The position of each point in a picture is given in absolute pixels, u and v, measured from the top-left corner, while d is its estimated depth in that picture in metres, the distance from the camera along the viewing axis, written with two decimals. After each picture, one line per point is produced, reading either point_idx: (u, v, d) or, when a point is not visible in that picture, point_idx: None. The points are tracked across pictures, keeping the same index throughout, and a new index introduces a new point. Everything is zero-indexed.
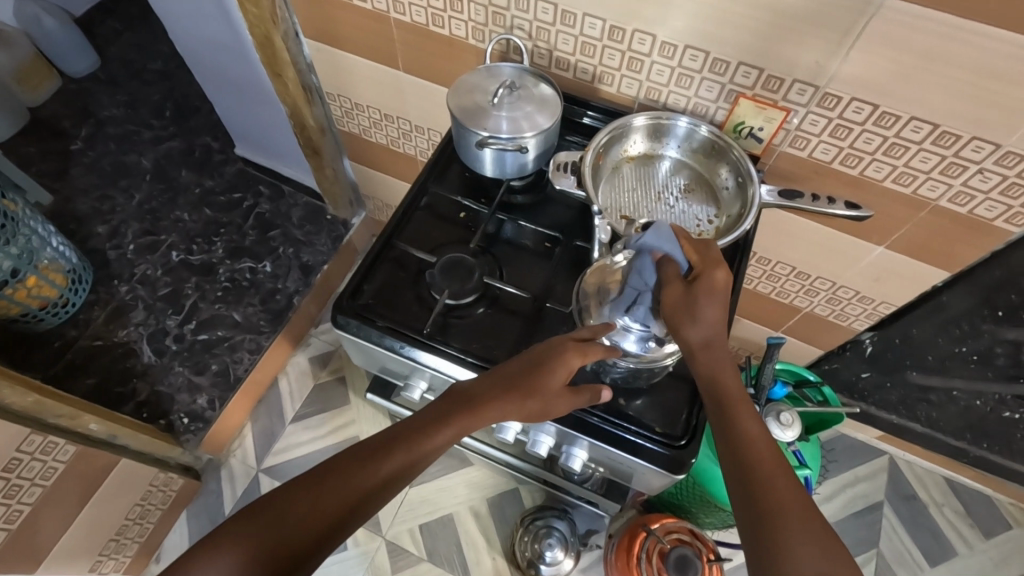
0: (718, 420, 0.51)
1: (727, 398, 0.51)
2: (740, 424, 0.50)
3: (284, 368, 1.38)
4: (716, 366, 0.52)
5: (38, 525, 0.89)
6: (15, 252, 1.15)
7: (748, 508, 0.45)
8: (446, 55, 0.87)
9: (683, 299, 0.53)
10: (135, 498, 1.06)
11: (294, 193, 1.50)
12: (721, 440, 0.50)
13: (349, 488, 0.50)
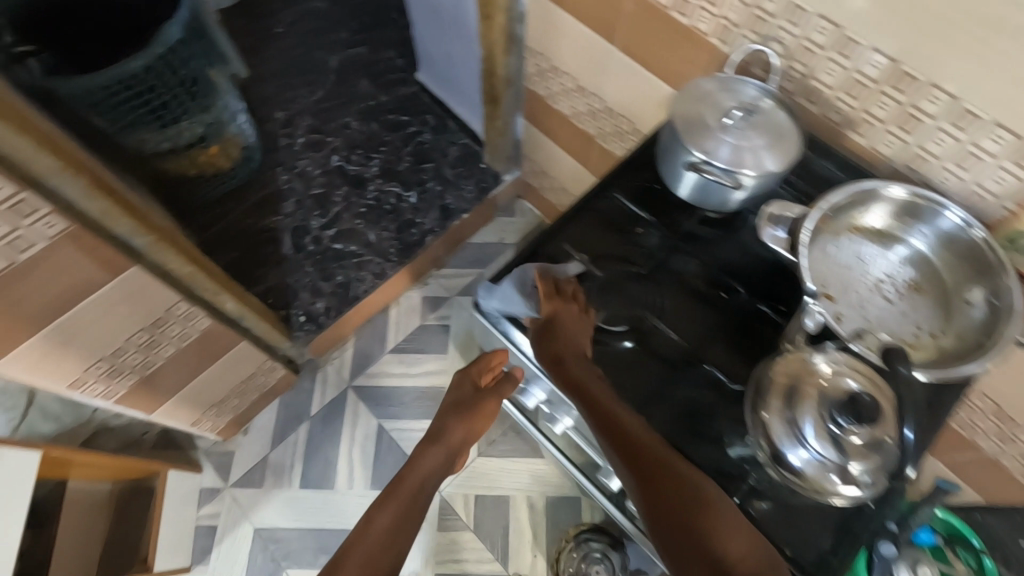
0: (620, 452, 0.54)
1: (636, 444, 0.54)
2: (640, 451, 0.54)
3: (397, 299, 1.40)
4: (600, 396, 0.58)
5: (164, 376, 0.96)
6: (207, 120, 1.26)
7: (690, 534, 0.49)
8: (674, 45, 0.77)
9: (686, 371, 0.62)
10: (243, 375, 1.14)
11: (457, 132, 1.48)
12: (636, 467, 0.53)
13: (379, 531, 0.67)
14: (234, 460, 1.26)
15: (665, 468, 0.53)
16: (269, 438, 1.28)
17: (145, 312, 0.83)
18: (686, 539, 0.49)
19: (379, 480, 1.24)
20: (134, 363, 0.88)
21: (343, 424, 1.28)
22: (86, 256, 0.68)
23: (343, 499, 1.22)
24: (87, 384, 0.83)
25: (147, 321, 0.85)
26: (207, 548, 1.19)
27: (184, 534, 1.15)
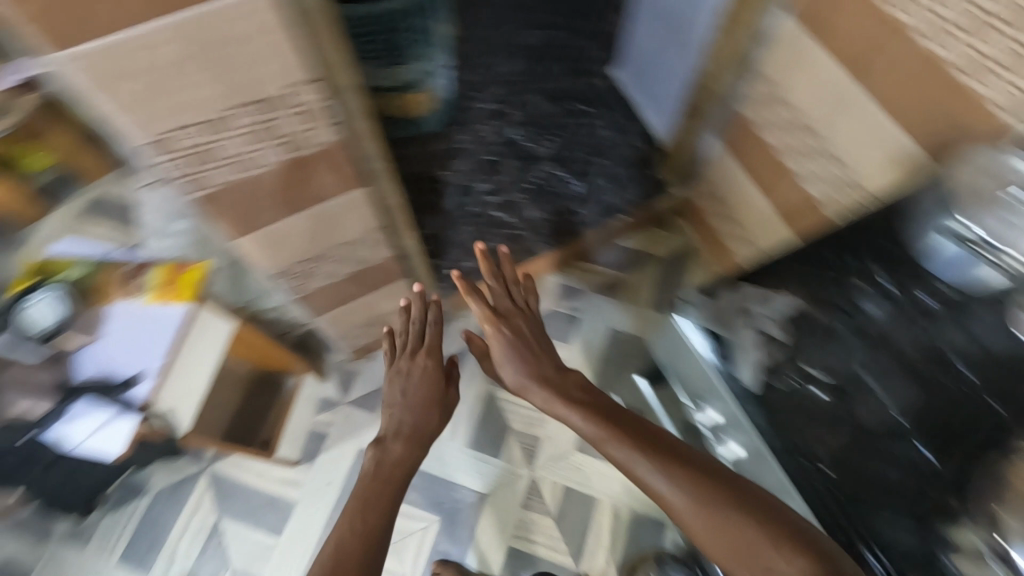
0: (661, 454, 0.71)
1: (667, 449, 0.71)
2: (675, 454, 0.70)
3: (535, 279, 1.44)
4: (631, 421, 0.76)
5: (337, 289, 1.04)
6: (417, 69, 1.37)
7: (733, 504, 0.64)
8: (938, 101, 0.71)
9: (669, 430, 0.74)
10: (390, 306, 1.22)
11: (635, 134, 1.49)
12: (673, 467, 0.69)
13: (370, 523, 0.78)
14: (355, 380, 1.35)
15: (670, 455, 0.70)
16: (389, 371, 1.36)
17: (348, 231, 0.90)
18: (732, 500, 0.64)
19: (478, 442, 1.29)
20: (322, 271, 0.96)
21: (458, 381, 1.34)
22: (336, 167, 0.76)
23: (443, 447, 1.28)
24: (285, 277, 0.93)
25: (346, 240, 0.92)
26: (314, 451, 1.28)
27: (300, 432, 1.29)
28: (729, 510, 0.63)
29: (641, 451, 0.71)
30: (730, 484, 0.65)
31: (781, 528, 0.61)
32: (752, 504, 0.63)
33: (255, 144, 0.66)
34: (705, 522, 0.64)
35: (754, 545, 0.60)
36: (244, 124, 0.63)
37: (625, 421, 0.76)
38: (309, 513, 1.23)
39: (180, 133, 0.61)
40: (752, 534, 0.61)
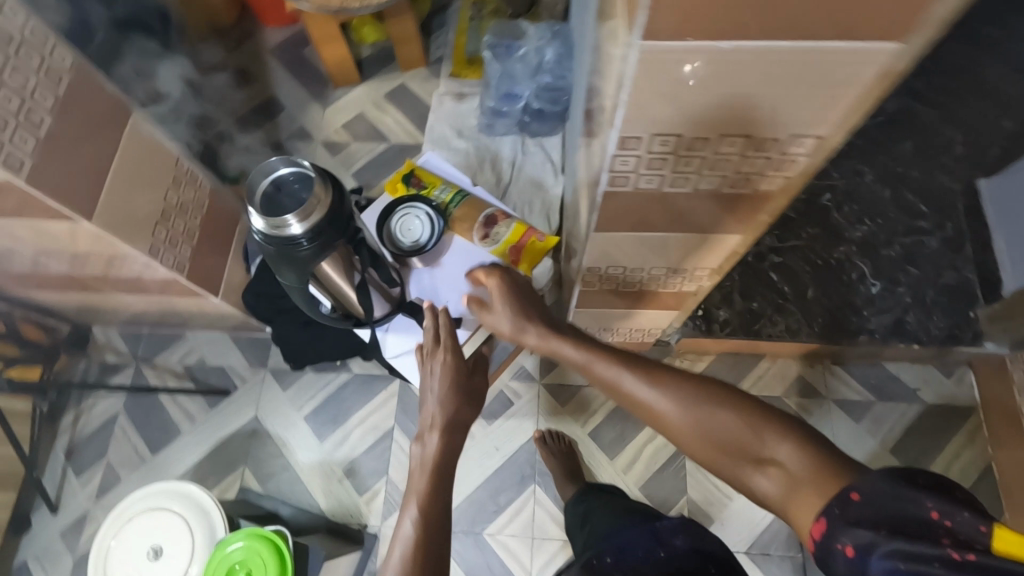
0: (641, 377, 0.67)
1: (640, 367, 0.68)
2: (658, 377, 0.67)
3: (775, 358, 1.31)
4: (614, 349, 0.73)
5: (617, 296, 0.99)
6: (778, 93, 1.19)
7: (710, 407, 0.61)
8: None
9: (641, 357, 0.71)
10: (638, 326, 1.16)
11: (967, 263, 1.27)
12: (650, 397, 0.66)
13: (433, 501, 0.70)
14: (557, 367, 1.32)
15: (648, 373, 0.67)
16: None
17: (683, 261, 0.83)
18: (713, 410, 0.61)
19: (648, 490, 1.23)
20: (626, 280, 0.90)
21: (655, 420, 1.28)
22: (743, 209, 0.68)
23: (612, 477, 1.24)
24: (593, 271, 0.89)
25: (670, 265, 0.85)
26: (496, 415, 1.28)
27: (492, 391, 1.30)
28: (725, 408, 0.60)
29: (615, 360, 0.70)
30: (703, 385, 0.63)
31: (767, 416, 0.58)
32: (735, 399, 0.61)
33: (704, 168, 0.59)
34: (701, 421, 0.61)
35: (745, 440, 0.58)
36: (716, 150, 0.56)
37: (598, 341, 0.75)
38: (471, 469, 1.24)
39: (654, 141, 0.55)
40: (744, 429, 0.58)
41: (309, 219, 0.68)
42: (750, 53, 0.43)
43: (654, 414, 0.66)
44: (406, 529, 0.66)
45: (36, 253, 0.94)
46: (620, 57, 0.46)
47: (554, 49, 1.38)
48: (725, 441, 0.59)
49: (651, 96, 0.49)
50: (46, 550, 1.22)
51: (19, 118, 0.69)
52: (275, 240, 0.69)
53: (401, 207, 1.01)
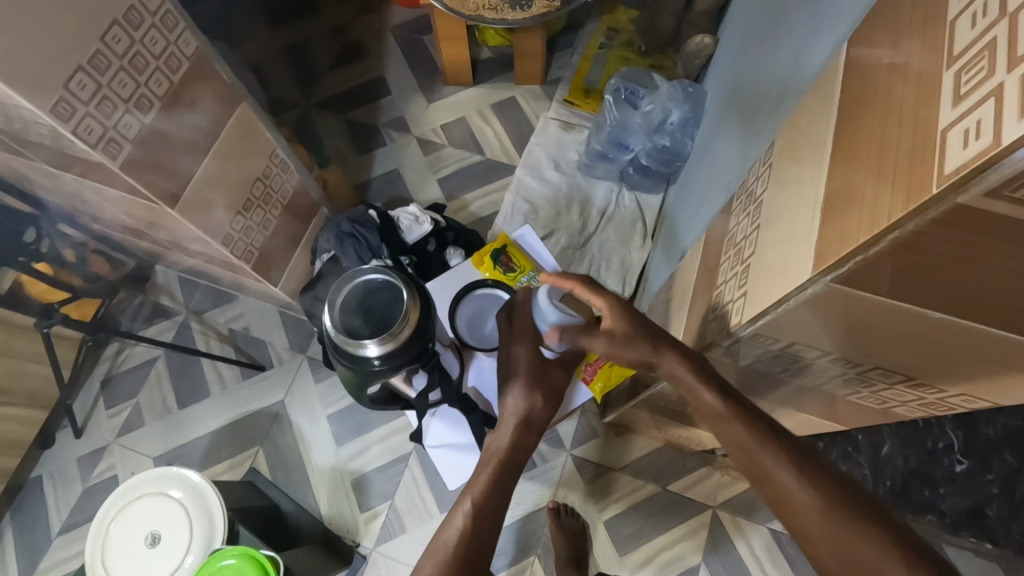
0: (772, 457, 0.54)
1: (777, 446, 0.54)
2: (796, 462, 0.53)
3: None
4: (757, 425, 0.56)
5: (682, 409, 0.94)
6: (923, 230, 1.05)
7: (851, 519, 0.49)
8: None
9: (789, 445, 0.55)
10: (685, 433, 1.09)
11: None
12: (780, 486, 0.53)
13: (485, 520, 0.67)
14: (591, 440, 1.27)
15: (787, 455, 0.54)
16: (626, 460, 1.25)
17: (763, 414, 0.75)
18: (849, 521, 0.49)
19: None
20: None
21: (677, 527, 1.20)
22: (859, 409, 0.60)
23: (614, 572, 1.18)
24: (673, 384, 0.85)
25: None
26: None
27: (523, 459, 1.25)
28: (868, 529, 0.48)
29: (753, 439, 0.55)
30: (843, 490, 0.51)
31: (920, 563, 0.46)
32: (881, 521, 0.49)
33: (845, 379, 0.53)
34: (836, 530, 0.49)
35: (883, 572, 0.47)
36: (867, 375, 0.50)
37: (749, 418, 0.56)
38: None
39: (804, 347, 0.49)
40: (890, 560, 0.47)
41: (386, 343, 0.63)
42: (968, 324, 0.37)
43: (780, 501, 0.53)
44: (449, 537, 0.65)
45: (117, 208, 0.93)
46: (804, 278, 0.41)
47: (681, 111, 1.28)
48: (855, 558, 0.48)
49: (828, 320, 0.43)
50: (60, 471, 1.26)
51: (129, 104, 0.66)
52: (346, 356, 0.65)
53: (483, 288, 0.88)
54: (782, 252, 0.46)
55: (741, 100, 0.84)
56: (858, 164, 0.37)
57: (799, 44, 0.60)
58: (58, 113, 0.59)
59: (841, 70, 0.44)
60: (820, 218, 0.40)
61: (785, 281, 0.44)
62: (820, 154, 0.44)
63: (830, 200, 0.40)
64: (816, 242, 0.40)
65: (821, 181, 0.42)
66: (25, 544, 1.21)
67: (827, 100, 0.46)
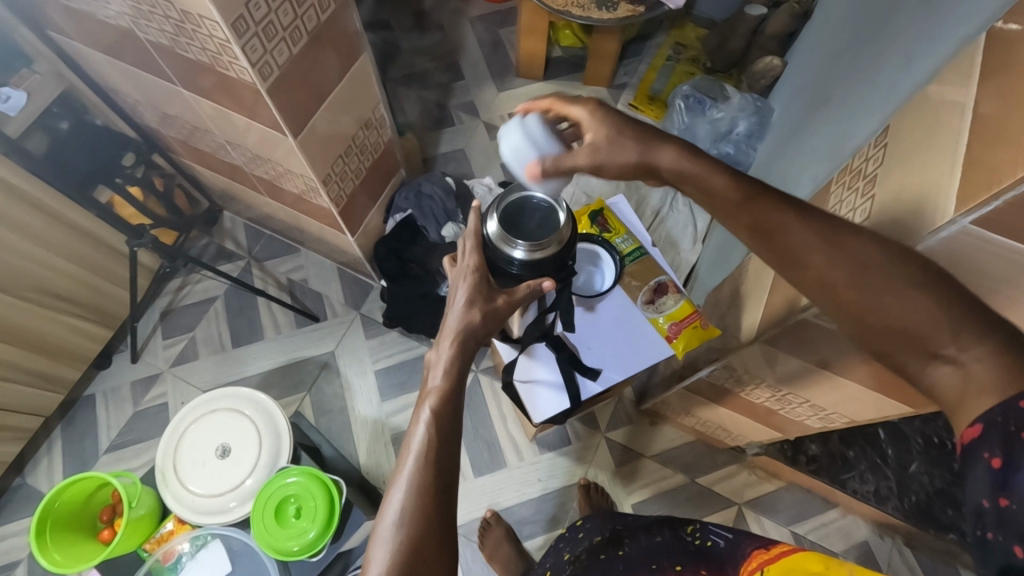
0: (787, 236, 0.48)
1: (788, 224, 0.48)
2: (812, 237, 0.47)
3: (848, 512, 1.23)
4: (768, 207, 0.49)
5: (732, 398, 0.98)
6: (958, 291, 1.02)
7: (876, 285, 0.44)
8: None
9: (800, 215, 0.49)
10: (723, 425, 1.13)
11: None
12: (800, 270, 0.48)
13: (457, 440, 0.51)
14: (625, 426, 1.31)
15: (803, 233, 0.48)
16: (659, 449, 1.29)
17: (818, 397, 0.79)
18: (876, 288, 0.44)
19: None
20: (753, 388, 0.89)
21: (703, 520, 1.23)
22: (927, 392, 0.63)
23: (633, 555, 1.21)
24: (728, 367, 0.89)
25: (811, 399, 0.81)
26: (549, 447, 1.28)
27: (556, 438, 1.29)
28: (895, 291, 0.43)
29: (780, 230, 0.48)
30: (864, 251, 0.45)
31: (965, 313, 0.41)
32: (920, 273, 0.43)
33: None
34: (862, 299, 0.44)
35: (920, 331, 0.42)
36: None
37: (764, 201, 0.49)
38: (508, 487, 1.25)
39: None
40: (927, 315, 0.42)
41: (534, 251, 0.73)
42: None
43: (805, 283, 0.48)
44: (419, 444, 0.49)
45: (226, 138, 1.00)
46: (941, 221, 0.45)
47: (747, 122, 1.36)
48: (887, 329, 0.44)
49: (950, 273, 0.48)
50: (115, 391, 1.30)
51: (285, 33, 0.72)
52: (495, 252, 0.74)
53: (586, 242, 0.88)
54: (909, 209, 0.51)
55: (828, 106, 0.90)
56: (1005, 130, 0.41)
57: (912, 49, 0.66)
58: (235, 29, 0.66)
59: (979, 46, 0.50)
60: (960, 175, 0.45)
61: (914, 230, 0.48)
62: (955, 118, 0.49)
63: (969, 155, 0.45)
64: (955, 192, 0.45)
65: (960, 144, 0.46)
66: (73, 455, 1.25)
67: (958, 77, 0.51)
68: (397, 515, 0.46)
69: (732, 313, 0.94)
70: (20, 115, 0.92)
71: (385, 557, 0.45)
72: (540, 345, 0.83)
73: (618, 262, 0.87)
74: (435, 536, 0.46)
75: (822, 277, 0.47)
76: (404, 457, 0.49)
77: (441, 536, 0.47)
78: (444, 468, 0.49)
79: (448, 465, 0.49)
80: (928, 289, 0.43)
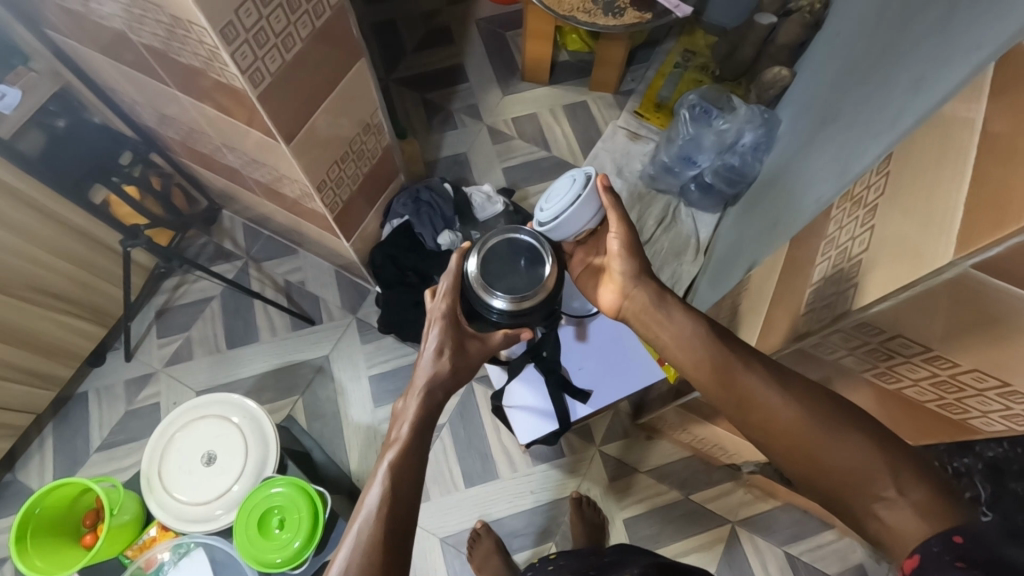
0: (743, 386, 0.57)
1: (746, 374, 0.58)
2: (765, 385, 0.56)
3: (846, 535, 1.20)
4: (730, 356, 0.60)
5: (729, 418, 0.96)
6: None
7: (817, 433, 0.52)
8: None
9: (755, 363, 0.58)
10: (719, 443, 1.11)
11: None
12: (755, 413, 0.56)
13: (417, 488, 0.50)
14: (620, 440, 1.29)
15: (756, 384, 0.57)
16: (653, 464, 1.27)
17: None
18: (817, 436, 0.52)
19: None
20: None
21: (695, 537, 1.22)
22: (927, 429, 0.60)
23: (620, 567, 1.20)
24: None
25: None
26: (542, 459, 1.27)
27: (548, 451, 1.27)
28: (831, 440, 0.51)
29: (739, 376, 0.58)
30: (806, 402, 0.54)
31: (899, 460, 0.47)
32: (857, 422, 0.51)
33: (935, 386, 0.53)
34: (806, 447, 0.52)
35: (863, 474, 0.48)
36: (959, 380, 0.50)
37: (728, 346, 0.61)
38: (498, 499, 1.23)
39: (906, 341, 0.51)
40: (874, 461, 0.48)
41: (514, 302, 0.74)
42: None
43: (761, 429, 0.56)
44: (373, 500, 0.48)
45: (222, 141, 0.99)
46: (943, 263, 0.43)
47: (755, 134, 1.33)
48: (832, 471, 0.50)
49: (950, 309, 0.45)
50: (108, 389, 1.30)
51: (278, 39, 0.71)
52: (474, 297, 0.75)
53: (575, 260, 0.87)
54: (913, 231, 0.49)
55: (835, 124, 0.88)
56: (1016, 148, 0.40)
57: (924, 71, 0.64)
58: (224, 35, 0.65)
59: (990, 75, 0.47)
60: (966, 196, 0.43)
61: (912, 266, 0.47)
62: (960, 152, 0.47)
63: (973, 194, 0.43)
64: (957, 231, 0.43)
65: (968, 163, 0.45)
66: (64, 453, 1.25)
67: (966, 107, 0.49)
68: (344, 563, 0.44)
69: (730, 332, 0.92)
70: (15, 113, 0.91)
71: None
72: (530, 366, 0.82)
73: None
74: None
75: (771, 423, 0.55)
76: (357, 509, 0.48)
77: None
78: (398, 523, 0.47)
79: (402, 521, 0.48)
80: (863, 436, 0.50)
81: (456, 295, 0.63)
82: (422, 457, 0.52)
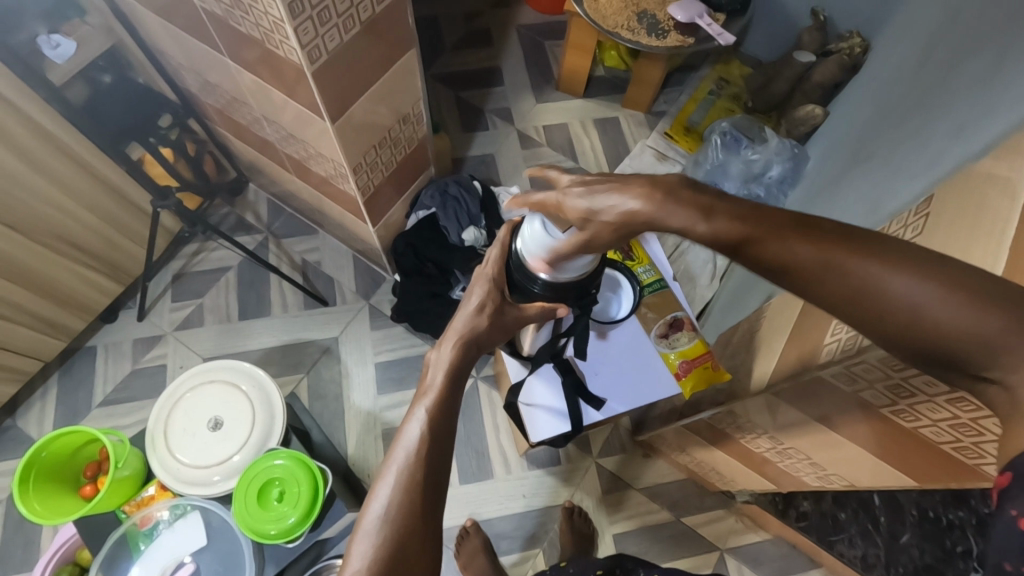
0: (794, 268, 0.44)
1: (794, 254, 0.44)
2: (818, 266, 0.43)
3: None
4: (762, 227, 0.44)
5: (731, 444, 0.97)
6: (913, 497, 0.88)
7: (899, 318, 0.41)
8: None
9: (800, 229, 0.44)
10: (717, 468, 1.11)
11: None
12: (816, 297, 0.44)
13: (447, 443, 0.48)
14: (617, 454, 1.29)
15: (807, 265, 0.43)
16: (648, 482, 1.27)
17: (818, 455, 0.77)
18: (901, 321, 0.41)
19: None
20: (754, 436, 0.87)
21: (682, 559, 1.22)
22: (932, 470, 0.60)
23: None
24: (732, 410, 0.88)
25: (811, 456, 0.78)
26: (539, 464, 1.27)
27: (544, 457, 1.28)
28: (918, 319, 0.40)
29: (784, 263, 0.44)
30: (877, 286, 0.41)
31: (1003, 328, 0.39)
32: (942, 292, 0.40)
33: (951, 428, 0.54)
34: (887, 330, 0.42)
35: (958, 358, 0.41)
36: (978, 424, 0.50)
37: (758, 219, 0.45)
38: (492, 498, 1.23)
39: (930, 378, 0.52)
40: (967, 322, 0.39)
41: (558, 276, 0.65)
42: None
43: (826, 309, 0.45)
44: (412, 439, 0.47)
45: (263, 114, 1.00)
46: None
47: (782, 168, 1.35)
48: (922, 355, 0.42)
49: None
50: (117, 345, 1.31)
51: (340, 19, 0.72)
52: (520, 268, 0.64)
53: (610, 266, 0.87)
54: None
55: (868, 164, 0.88)
56: None
57: (968, 119, 0.65)
58: (291, 10, 0.66)
59: None
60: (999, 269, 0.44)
61: None
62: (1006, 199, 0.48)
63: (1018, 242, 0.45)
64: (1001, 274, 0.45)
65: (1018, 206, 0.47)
66: (67, 404, 1.26)
67: (1013, 158, 0.50)
68: (383, 506, 0.45)
69: (743, 358, 0.92)
70: (67, 64, 0.93)
71: (364, 548, 0.43)
72: (548, 365, 0.83)
73: (637, 292, 0.86)
74: (418, 530, 0.45)
75: (838, 307, 0.44)
76: (395, 447, 0.48)
77: (423, 531, 0.45)
78: (434, 466, 0.47)
79: (438, 463, 0.47)
80: (956, 312, 0.39)
81: (504, 266, 0.61)
82: (455, 412, 0.50)
